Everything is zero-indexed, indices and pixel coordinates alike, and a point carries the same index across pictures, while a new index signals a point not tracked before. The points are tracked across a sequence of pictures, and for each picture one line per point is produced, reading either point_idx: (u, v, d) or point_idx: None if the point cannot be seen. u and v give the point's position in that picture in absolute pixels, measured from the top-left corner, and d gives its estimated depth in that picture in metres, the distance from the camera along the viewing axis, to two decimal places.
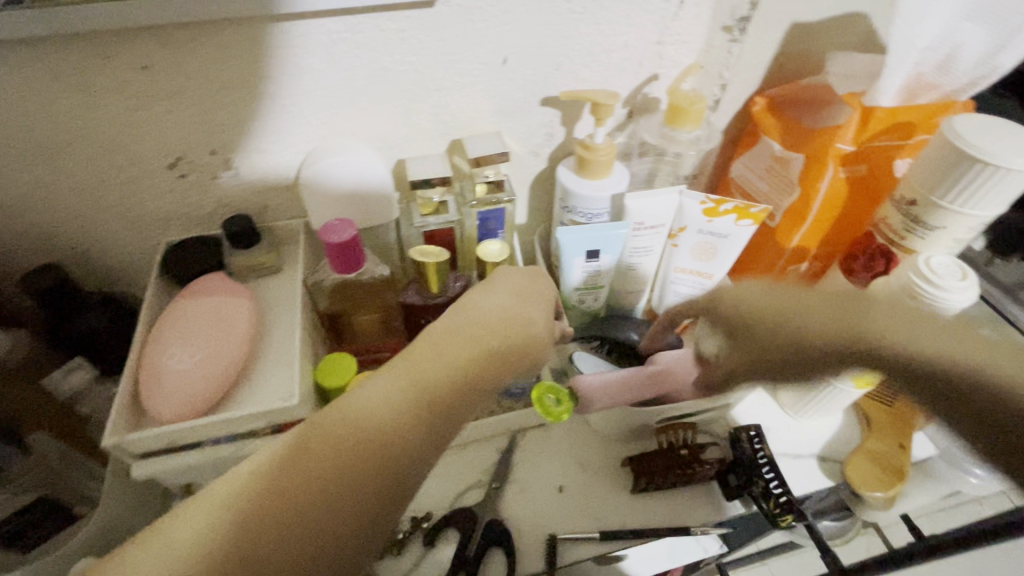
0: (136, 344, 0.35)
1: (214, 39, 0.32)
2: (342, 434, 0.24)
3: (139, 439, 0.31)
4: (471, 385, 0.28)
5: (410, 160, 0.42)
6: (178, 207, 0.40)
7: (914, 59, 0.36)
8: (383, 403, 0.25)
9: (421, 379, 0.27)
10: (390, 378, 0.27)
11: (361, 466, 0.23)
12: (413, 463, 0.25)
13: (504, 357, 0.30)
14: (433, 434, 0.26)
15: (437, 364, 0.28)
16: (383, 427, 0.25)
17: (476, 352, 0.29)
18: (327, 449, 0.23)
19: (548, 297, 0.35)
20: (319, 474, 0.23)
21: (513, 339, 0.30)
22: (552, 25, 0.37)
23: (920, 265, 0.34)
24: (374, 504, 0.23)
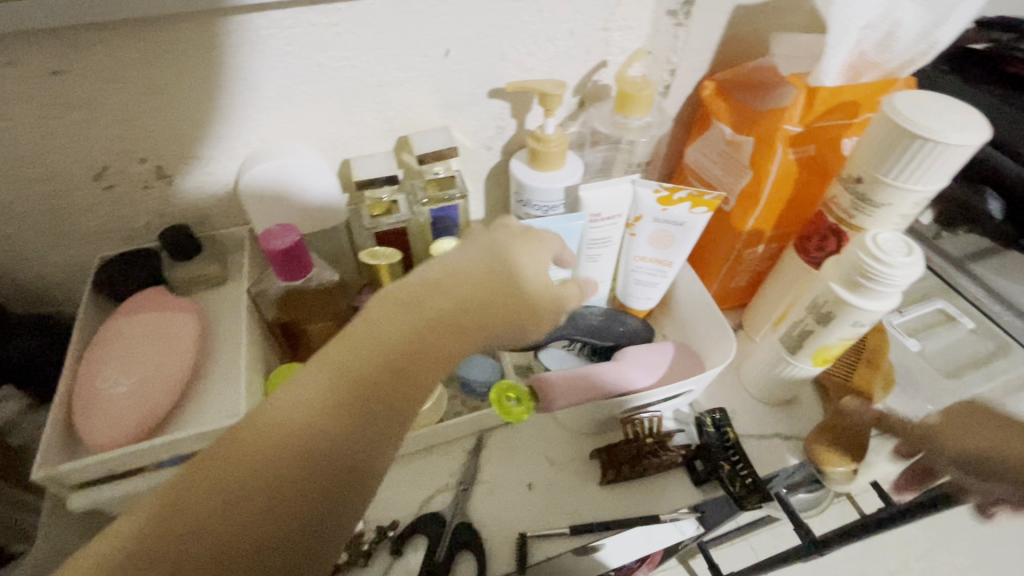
0: (68, 368, 0.33)
1: (129, 38, 0.30)
2: (260, 439, 0.22)
3: (72, 469, 0.29)
4: (427, 367, 0.26)
5: (355, 160, 0.40)
6: (110, 221, 0.38)
7: (855, 38, 0.36)
8: (306, 399, 0.23)
9: (349, 364, 0.24)
10: (322, 368, 0.24)
11: (292, 476, 0.21)
12: (358, 462, 0.23)
13: (449, 320, 0.27)
14: (374, 418, 0.24)
15: (380, 343, 0.25)
16: (310, 425, 0.22)
17: (413, 323, 0.26)
18: (248, 460, 0.21)
19: (512, 248, 0.32)
20: (233, 492, 0.20)
21: (458, 300, 0.28)
22: (494, 15, 0.36)
23: (868, 243, 0.35)
24: (309, 504, 0.21)
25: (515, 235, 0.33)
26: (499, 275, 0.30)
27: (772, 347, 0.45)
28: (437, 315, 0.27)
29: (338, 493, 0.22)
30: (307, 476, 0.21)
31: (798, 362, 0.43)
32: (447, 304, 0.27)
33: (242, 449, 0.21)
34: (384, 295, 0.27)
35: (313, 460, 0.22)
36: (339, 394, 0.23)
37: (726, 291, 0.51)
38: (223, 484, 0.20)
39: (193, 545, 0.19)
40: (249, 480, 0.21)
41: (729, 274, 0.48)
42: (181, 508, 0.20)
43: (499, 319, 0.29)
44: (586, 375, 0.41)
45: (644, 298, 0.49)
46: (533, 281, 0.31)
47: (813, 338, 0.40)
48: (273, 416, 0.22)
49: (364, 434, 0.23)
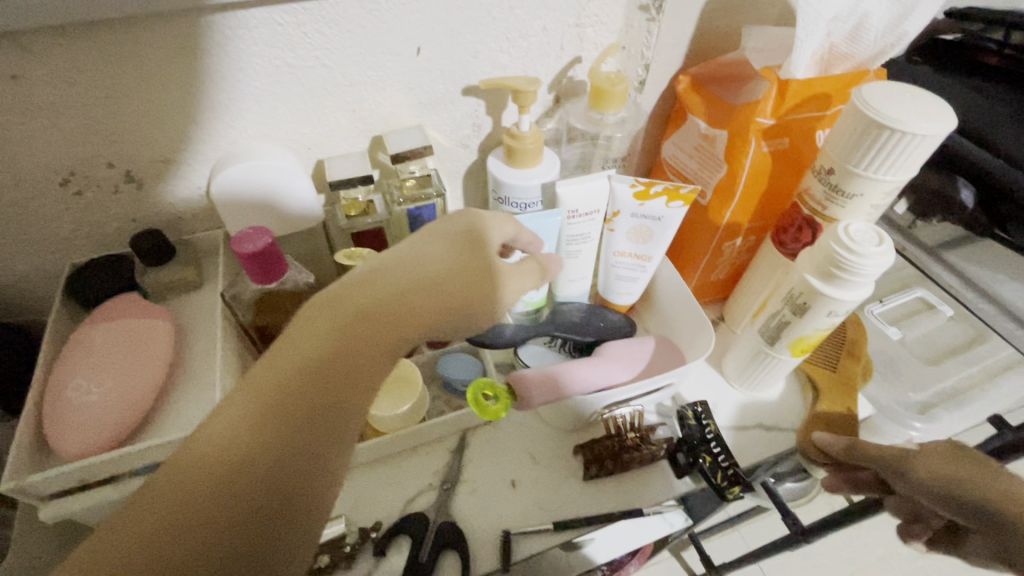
0: (38, 377, 0.33)
1: (90, 41, 0.30)
2: (194, 465, 0.21)
3: (41, 480, 0.29)
4: (367, 375, 0.26)
5: (329, 160, 0.40)
6: (80, 226, 0.38)
7: (823, 30, 0.36)
8: (235, 418, 0.23)
9: (275, 378, 0.24)
10: (256, 388, 0.24)
11: (234, 503, 0.21)
12: (305, 481, 0.23)
13: (377, 318, 0.27)
14: (309, 425, 0.24)
15: (311, 355, 0.25)
16: (241, 443, 0.22)
17: (337, 326, 0.26)
18: (185, 493, 0.21)
19: (443, 236, 0.31)
20: (171, 520, 0.20)
21: (385, 297, 0.28)
22: (464, 12, 0.36)
23: (840, 235, 0.35)
24: (255, 519, 0.21)
25: (449, 222, 0.32)
26: (436, 271, 0.29)
27: (752, 339, 0.45)
28: (361, 314, 0.27)
29: (287, 515, 0.22)
30: (250, 502, 0.21)
31: (776, 352, 0.43)
32: (383, 305, 0.27)
33: (178, 482, 0.21)
34: (310, 305, 0.27)
35: (254, 484, 0.22)
36: (274, 412, 0.23)
37: (706, 284, 0.51)
38: (158, 521, 0.20)
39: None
40: (188, 512, 0.20)
41: (708, 267, 0.49)
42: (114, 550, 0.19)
43: (434, 310, 0.29)
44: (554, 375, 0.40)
45: (625, 293, 0.49)
46: (476, 270, 0.30)
47: (790, 329, 0.41)
48: (207, 445, 0.22)
49: (308, 451, 0.23)
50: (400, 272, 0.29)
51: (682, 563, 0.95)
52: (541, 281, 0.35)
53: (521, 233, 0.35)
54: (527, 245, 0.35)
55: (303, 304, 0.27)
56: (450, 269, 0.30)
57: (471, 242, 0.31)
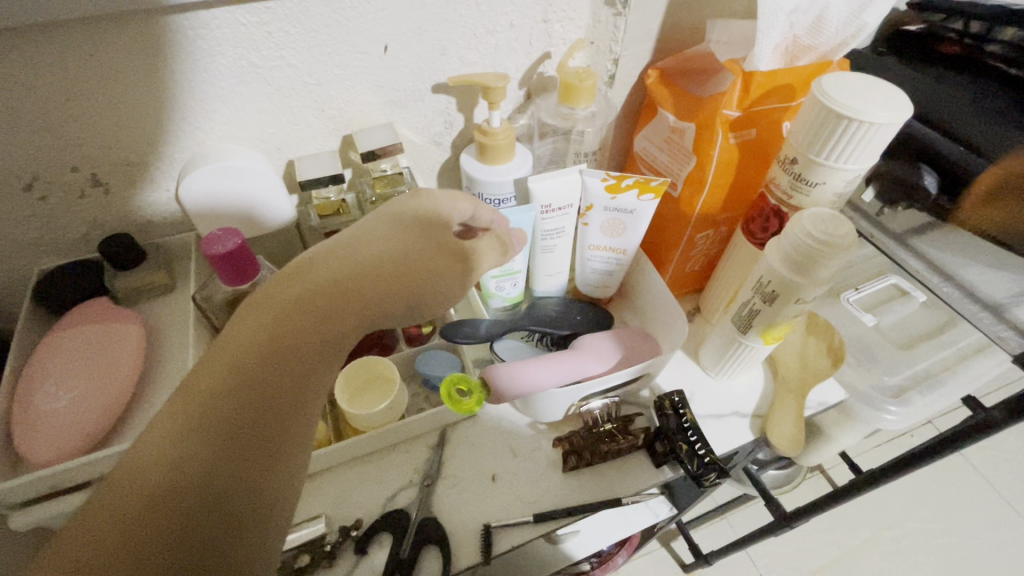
0: (6, 385, 0.32)
1: (44, 44, 0.29)
2: (134, 479, 0.21)
3: (12, 487, 0.29)
4: (314, 368, 0.26)
5: (299, 160, 0.40)
6: (46, 232, 0.37)
7: (784, 23, 0.37)
8: (171, 429, 0.22)
9: (209, 383, 0.24)
10: (197, 391, 0.23)
11: (184, 512, 0.21)
12: (256, 483, 0.23)
13: (316, 306, 0.27)
14: (252, 423, 0.23)
15: (251, 354, 0.24)
16: (182, 450, 0.22)
17: (273, 320, 0.26)
18: (127, 510, 0.20)
19: (387, 219, 0.32)
20: (112, 537, 0.20)
21: (323, 285, 0.28)
22: (430, 9, 0.36)
23: (804, 222, 0.36)
24: (202, 524, 0.21)
25: (401, 207, 0.32)
26: (382, 257, 0.30)
27: (725, 328, 0.46)
28: (297, 306, 0.26)
29: (243, 518, 0.22)
30: (201, 509, 0.21)
31: (748, 339, 0.44)
32: (327, 295, 0.27)
33: (119, 499, 0.20)
34: (247, 305, 0.27)
35: (199, 488, 0.21)
36: (216, 417, 0.23)
37: (681, 276, 0.52)
38: (100, 541, 0.19)
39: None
40: (133, 528, 0.20)
41: (682, 259, 0.49)
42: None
43: (378, 292, 0.29)
44: (524, 367, 0.41)
45: (602, 287, 0.50)
46: (427, 255, 0.31)
47: (761, 317, 0.42)
48: (147, 455, 0.22)
49: (255, 453, 0.23)
50: (345, 260, 0.29)
51: (672, 553, 0.96)
52: (504, 257, 0.35)
53: (480, 210, 0.34)
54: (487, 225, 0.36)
55: (241, 304, 0.27)
56: (398, 254, 0.30)
57: (419, 224, 0.32)
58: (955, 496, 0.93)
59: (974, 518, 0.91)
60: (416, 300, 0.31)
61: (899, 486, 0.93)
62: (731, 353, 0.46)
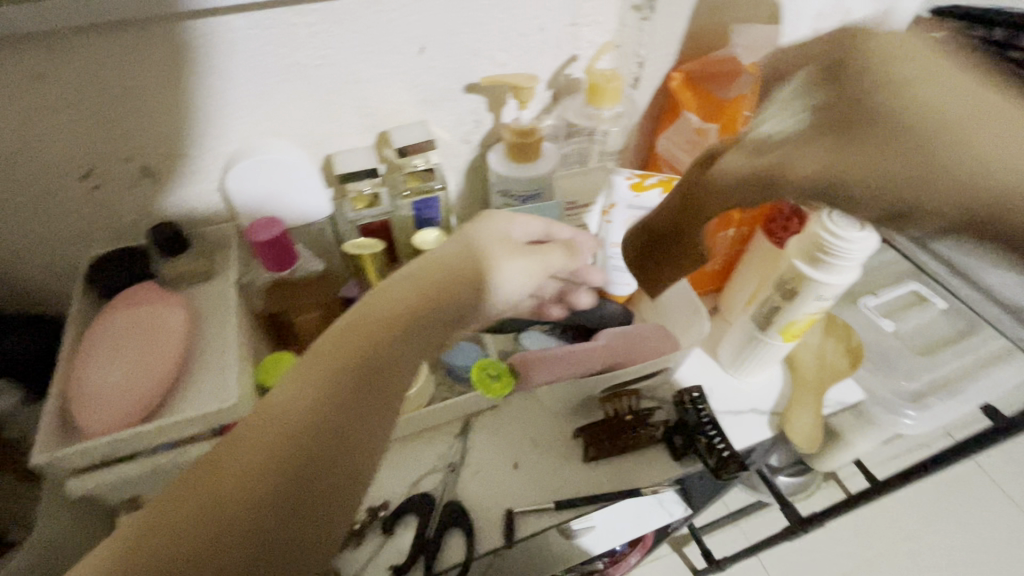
0: (62, 360, 0.35)
1: (109, 40, 0.31)
2: (257, 430, 0.22)
3: (70, 454, 0.31)
4: (402, 346, 0.26)
5: (337, 155, 0.42)
6: (98, 219, 0.39)
7: (807, 28, 0.38)
8: (298, 391, 0.24)
9: (335, 353, 0.25)
10: (299, 365, 0.25)
11: (279, 469, 0.22)
12: (356, 452, 0.23)
13: (429, 299, 0.28)
14: (363, 397, 0.24)
15: (371, 333, 0.26)
16: (303, 410, 0.23)
17: (392, 307, 0.27)
18: (231, 462, 0.22)
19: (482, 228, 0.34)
20: (235, 477, 0.21)
21: (435, 280, 0.29)
22: (465, 12, 0.38)
23: (826, 220, 0.36)
24: (306, 479, 0.22)
25: (493, 221, 0.35)
26: (461, 260, 0.31)
27: (743, 326, 0.47)
28: (411, 297, 0.28)
29: (334, 481, 0.22)
30: (300, 473, 0.22)
31: (767, 337, 0.45)
32: (407, 286, 0.28)
33: (247, 446, 0.22)
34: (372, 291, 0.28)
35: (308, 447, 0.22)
36: (330, 389, 0.24)
37: (701, 276, 0.52)
38: (208, 489, 0.21)
39: (192, 547, 0.20)
40: (239, 479, 0.21)
41: (702, 257, 0.50)
42: (169, 516, 0.21)
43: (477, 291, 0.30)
44: (559, 353, 0.43)
45: (623, 285, 0.50)
46: (486, 259, 0.32)
47: (781, 314, 0.42)
48: (275, 409, 0.23)
49: (360, 425, 0.24)
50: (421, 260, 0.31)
51: (684, 558, 0.96)
52: (574, 258, 0.38)
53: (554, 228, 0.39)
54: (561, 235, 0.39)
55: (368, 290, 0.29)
56: (464, 255, 0.31)
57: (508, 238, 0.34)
58: (971, 508, 0.92)
59: (992, 530, 0.90)
60: (488, 295, 0.31)
61: (915, 496, 0.92)
62: (749, 350, 0.47)
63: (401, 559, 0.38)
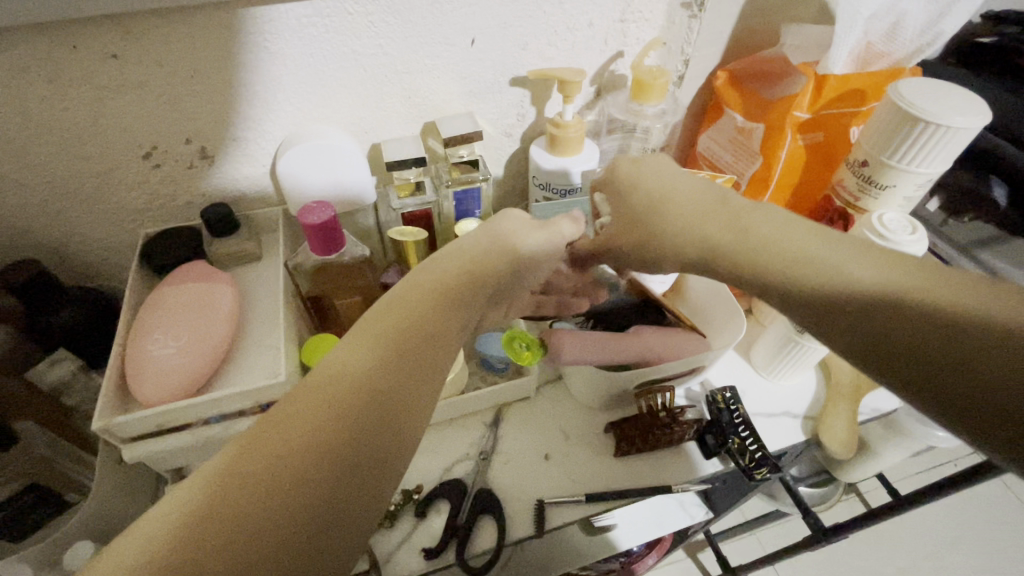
0: (119, 332, 0.36)
1: (179, 25, 0.33)
2: (322, 385, 0.24)
3: (129, 420, 0.32)
4: (444, 327, 0.28)
5: (384, 143, 0.42)
6: (154, 198, 0.41)
7: (861, 29, 0.38)
8: (358, 353, 0.25)
9: (391, 322, 0.27)
10: (352, 341, 0.26)
11: (342, 427, 0.23)
12: (408, 406, 0.25)
13: (470, 278, 0.31)
14: (415, 360, 0.26)
15: (422, 308, 0.28)
16: (366, 367, 0.25)
17: (437, 286, 0.29)
18: (296, 424, 0.22)
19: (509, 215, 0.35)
20: (305, 426, 0.22)
21: (474, 262, 0.31)
22: (517, 5, 0.38)
23: (874, 223, 0.36)
24: (367, 430, 0.23)
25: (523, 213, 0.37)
26: (497, 238, 0.33)
27: (780, 328, 0.47)
28: (454, 275, 0.30)
29: (388, 443, 0.24)
30: (361, 421, 0.23)
31: (804, 340, 0.45)
32: (443, 273, 0.30)
33: (312, 400, 0.23)
34: (417, 270, 0.31)
35: (369, 400, 0.24)
36: (388, 349, 0.26)
37: None
38: (275, 448, 0.22)
39: (264, 499, 0.20)
40: (305, 427, 0.22)
41: None
42: (243, 463, 0.21)
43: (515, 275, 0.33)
44: (596, 337, 0.42)
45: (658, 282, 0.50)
46: (515, 239, 0.33)
47: None
48: (337, 367, 0.25)
49: (412, 383, 0.26)
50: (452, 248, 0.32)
51: (698, 564, 0.95)
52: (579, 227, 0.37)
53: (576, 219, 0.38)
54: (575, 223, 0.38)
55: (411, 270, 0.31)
56: (495, 241, 0.33)
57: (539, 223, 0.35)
58: (999, 529, 0.89)
59: (1023, 554, 0.87)
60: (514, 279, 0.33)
61: (940, 513, 0.90)
62: (784, 352, 0.47)
63: (434, 543, 0.39)
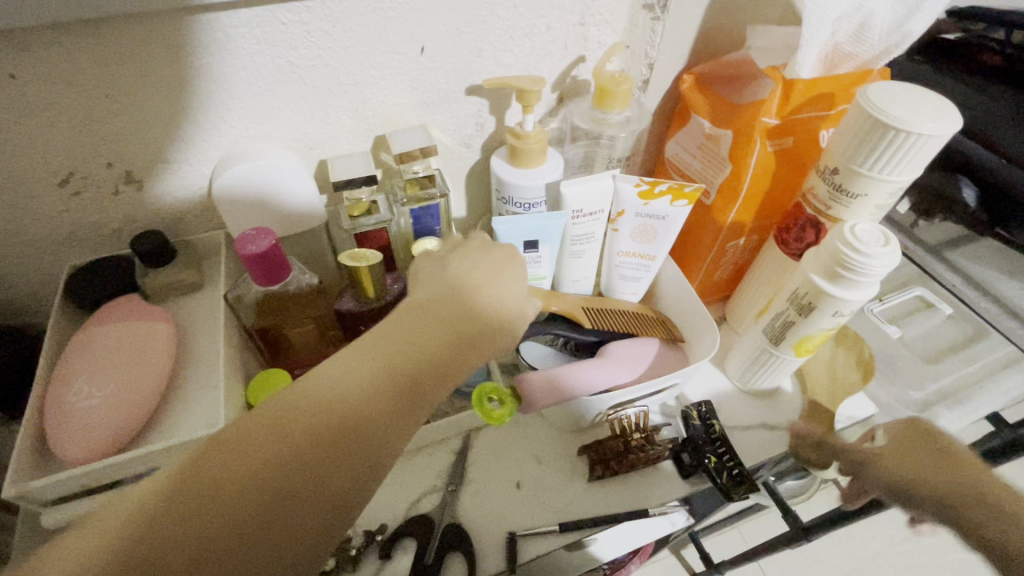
0: (38, 380, 0.32)
1: (86, 41, 0.29)
2: (292, 412, 0.22)
3: (44, 486, 0.29)
4: (432, 374, 0.25)
5: (332, 161, 0.40)
6: (79, 228, 0.37)
7: (828, 30, 0.36)
8: (337, 385, 0.23)
9: (379, 360, 0.25)
10: (336, 367, 0.24)
11: (300, 464, 0.21)
12: (375, 451, 0.23)
13: (469, 337, 0.27)
14: (396, 403, 0.24)
15: (414, 357, 0.25)
16: (340, 404, 0.23)
17: (436, 335, 0.26)
18: (265, 450, 0.21)
19: (510, 272, 0.31)
20: (262, 455, 0.21)
21: (475, 319, 0.28)
22: (468, 10, 0.36)
23: (846, 234, 0.35)
24: (325, 472, 0.22)
25: (522, 266, 0.32)
26: (496, 294, 0.29)
27: (755, 339, 0.45)
28: (454, 328, 0.27)
29: (355, 484, 0.22)
30: (320, 459, 0.22)
31: (780, 352, 0.43)
32: (445, 312, 0.27)
33: (277, 429, 0.22)
34: (420, 306, 0.28)
35: (334, 438, 0.22)
36: (368, 390, 0.24)
37: (710, 283, 0.51)
38: (231, 472, 0.21)
39: (202, 527, 0.19)
40: (260, 456, 0.21)
41: (712, 267, 0.49)
42: (190, 482, 0.20)
43: (508, 335, 0.29)
44: (564, 376, 0.40)
45: (628, 293, 0.49)
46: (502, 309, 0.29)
47: (794, 329, 0.41)
48: (313, 396, 0.23)
49: (383, 429, 0.24)
50: (474, 274, 0.30)
51: (682, 561, 0.95)
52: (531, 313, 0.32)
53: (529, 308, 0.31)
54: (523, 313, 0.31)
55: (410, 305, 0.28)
56: (488, 303, 0.29)
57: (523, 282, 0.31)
58: None
59: None
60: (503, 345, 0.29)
61: None
62: (758, 361, 0.46)
63: None
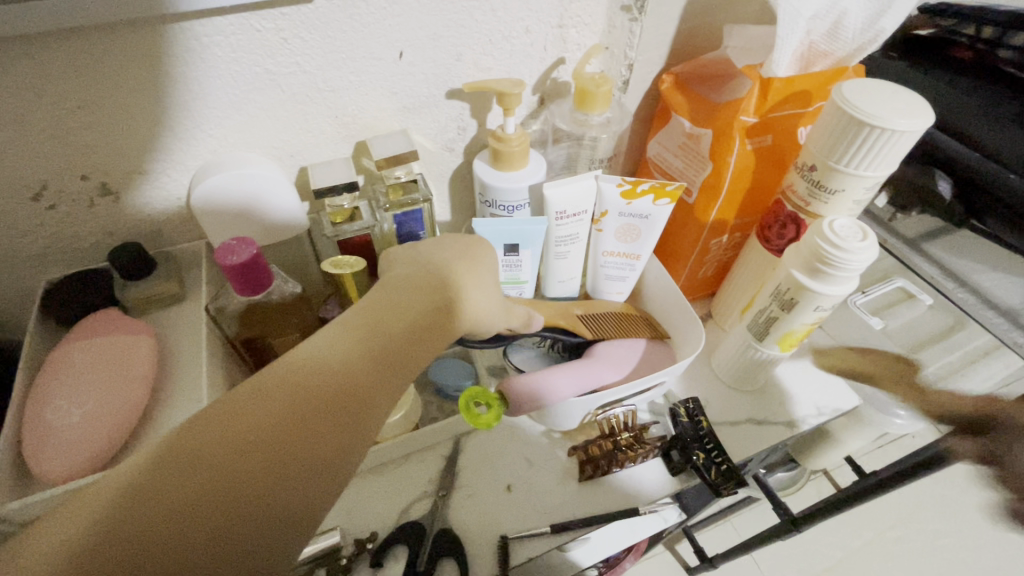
0: (16, 398, 0.32)
1: (56, 53, 0.29)
2: (285, 384, 0.23)
3: (23, 506, 0.28)
4: (415, 344, 0.27)
5: (312, 168, 0.39)
6: (55, 242, 0.37)
7: (804, 29, 0.36)
8: (327, 357, 0.24)
9: (364, 330, 0.26)
10: (324, 341, 0.25)
11: (291, 434, 0.22)
12: (362, 419, 0.24)
13: (444, 309, 0.29)
14: (379, 374, 0.25)
15: (397, 327, 0.27)
16: (330, 373, 0.24)
17: (416, 305, 0.29)
18: (252, 421, 0.22)
19: (478, 255, 0.34)
20: (254, 428, 0.21)
21: (446, 292, 0.30)
22: (447, 14, 0.36)
23: (825, 231, 0.35)
24: (315, 442, 0.22)
25: (489, 247, 0.35)
26: (465, 273, 0.32)
27: (740, 335, 0.46)
28: (429, 300, 0.29)
29: (342, 454, 0.23)
30: (311, 431, 0.22)
31: (764, 346, 0.44)
32: (423, 286, 0.30)
33: (269, 401, 0.22)
34: (393, 283, 0.30)
35: (329, 408, 0.23)
36: (357, 357, 0.25)
37: (694, 280, 0.52)
38: (223, 444, 0.21)
39: (193, 499, 0.20)
40: (252, 429, 0.21)
41: (696, 264, 0.49)
42: (181, 455, 0.20)
43: (478, 308, 0.32)
44: (552, 377, 0.40)
45: (614, 292, 0.49)
46: (470, 284, 0.32)
47: (777, 324, 0.41)
48: (302, 368, 0.24)
49: (371, 397, 0.25)
50: (452, 254, 0.33)
51: (676, 556, 0.95)
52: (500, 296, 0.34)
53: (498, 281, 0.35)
54: (491, 288, 0.34)
55: (383, 282, 0.30)
56: (458, 279, 0.31)
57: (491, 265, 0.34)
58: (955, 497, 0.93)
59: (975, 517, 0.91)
60: (474, 316, 0.32)
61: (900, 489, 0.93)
62: (743, 356, 0.46)
63: None
